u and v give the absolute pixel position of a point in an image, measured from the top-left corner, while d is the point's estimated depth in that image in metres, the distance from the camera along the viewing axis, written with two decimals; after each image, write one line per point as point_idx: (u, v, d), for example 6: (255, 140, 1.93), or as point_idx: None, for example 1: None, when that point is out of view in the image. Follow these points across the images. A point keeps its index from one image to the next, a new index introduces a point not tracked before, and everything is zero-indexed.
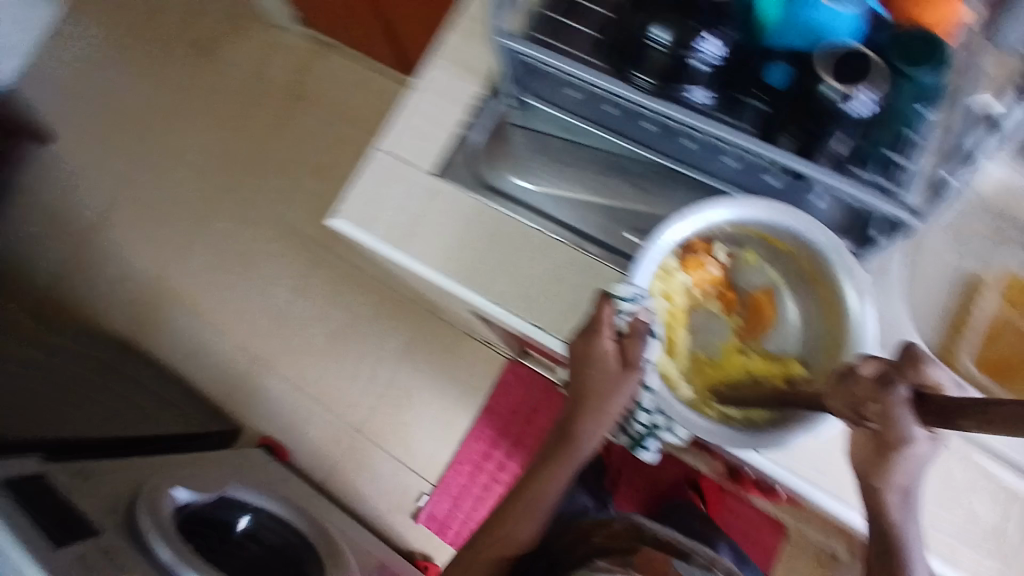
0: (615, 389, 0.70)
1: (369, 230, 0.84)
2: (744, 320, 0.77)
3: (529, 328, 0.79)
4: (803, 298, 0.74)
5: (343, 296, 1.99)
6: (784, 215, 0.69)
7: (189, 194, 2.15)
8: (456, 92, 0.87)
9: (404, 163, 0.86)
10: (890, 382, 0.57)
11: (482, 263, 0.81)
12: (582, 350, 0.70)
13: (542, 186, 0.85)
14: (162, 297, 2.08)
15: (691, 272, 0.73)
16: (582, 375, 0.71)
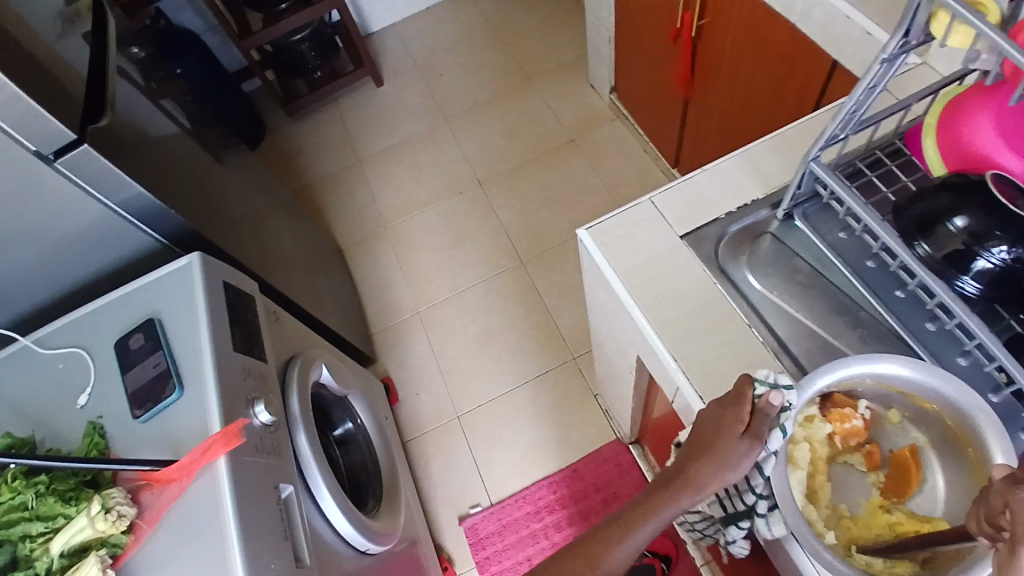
0: (735, 456, 0.70)
1: (605, 251, 1.00)
2: (886, 479, 0.77)
3: (689, 390, 0.89)
4: (950, 460, 0.73)
5: (514, 308, 2.23)
6: (925, 376, 0.71)
7: (447, 171, 2.59)
8: (735, 191, 1.02)
9: (660, 218, 1.01)
10: (1016, 482, 0.52)
11: (682, 324, 0.92)
12: (711, 415, 0.74)
13: (771, 293, 0.93)
14: (383, 233, 2.48)
15: (834, 423, 0.77)
16: (702, 436, 0.73)
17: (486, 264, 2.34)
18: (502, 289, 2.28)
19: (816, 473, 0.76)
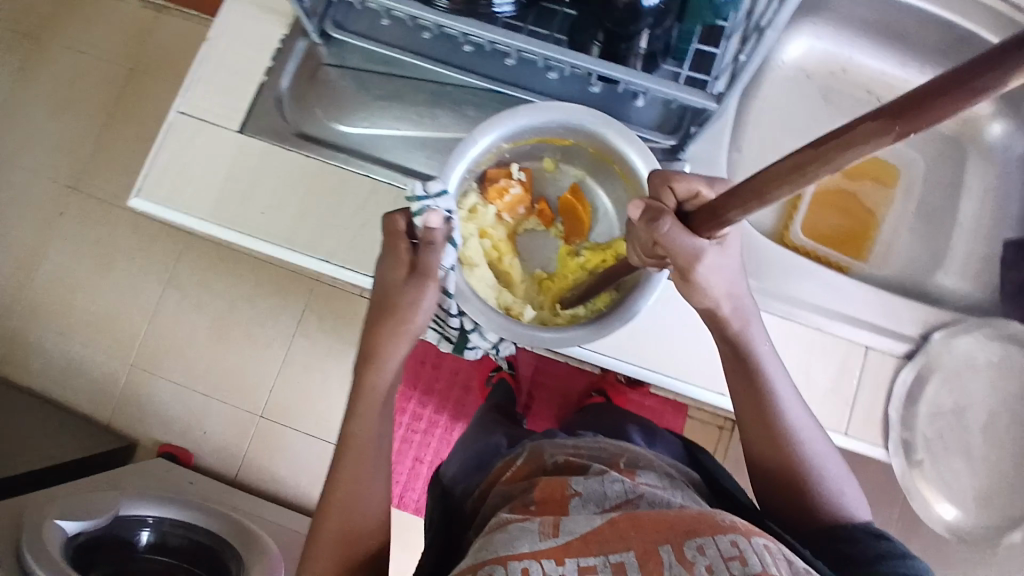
0: (407, 282, 0.61)
1: (176, 205, 0.74)
2: (564, 226, 0.76)
3: (343, 272, 0.74)
4: (607, 183, 0.74)
5: (205, 257, 1.46)
6: (547, 111, 0.65)
7: (19, 172, 1.47)
8: (254, 38, 0.77)
9: (204, 124, 0.75)
10: (654, 216, 0.52)
11: (311, 221, 0.74)
12: (378, 254, 0.62)
13: (369, 128, 0.78)
14: (16, 315, 1.47)
15: (497, 203, 0.72)
16: (376, 279, 0.62)
17: (125, 227, 1.46)
18: (167, 246, 1.46)
19: (503, 256, 0.73)
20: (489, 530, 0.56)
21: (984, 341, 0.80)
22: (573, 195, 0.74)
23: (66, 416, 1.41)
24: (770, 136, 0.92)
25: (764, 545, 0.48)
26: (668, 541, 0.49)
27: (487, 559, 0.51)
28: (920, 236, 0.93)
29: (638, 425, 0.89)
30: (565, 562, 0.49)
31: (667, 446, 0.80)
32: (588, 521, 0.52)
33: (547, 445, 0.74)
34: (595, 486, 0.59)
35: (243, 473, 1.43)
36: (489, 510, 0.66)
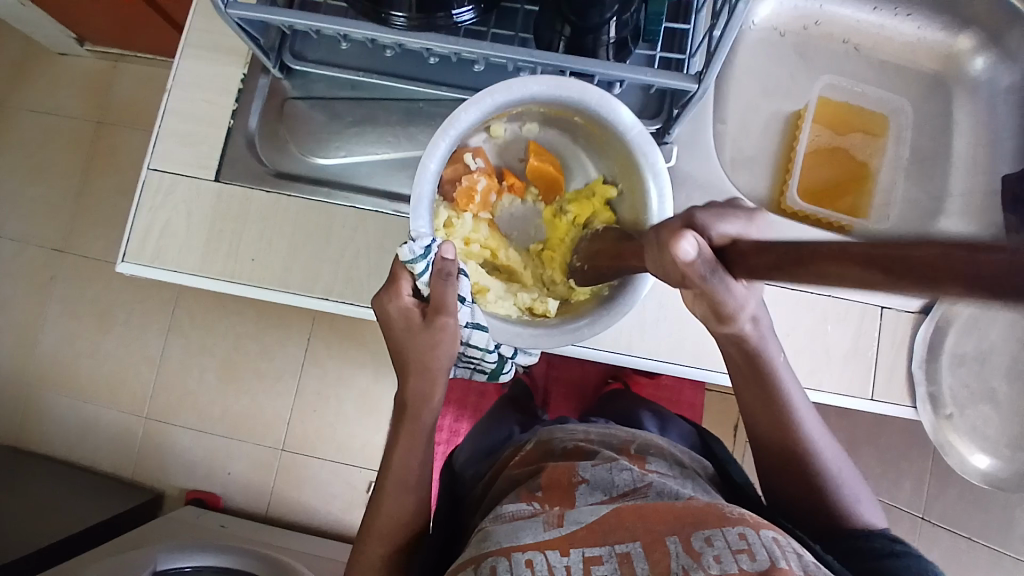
0: (432, 347, 0.60)
1: (165, 264, 0.73)
2: (537, 189, 0.72)
3: (342, 307, 0.73)
4: (563, 127, 0.68)
5: (200, 301, 1.44)
6: (492, 96, 0.59)
7: (6, 243, 1.45)
8: (215, 81, 0.75)
9: (179, 177, 0.74)
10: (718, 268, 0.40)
11: (301, 260, 0.73)
12: (392, 321, 0.61)
13: (346, 157, 0.76)
14: (29, 384, 1.46)
15: (469, 207, 0.67)
16: (398, 346, 0.62)
17: (121, 282, 1.45)
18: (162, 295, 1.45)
19: (498, 250, 0.70)
20: (494, 519, 0.55)
21: None
22: (537, 158, 0.70)
23: (90, 478, 1.40)
24: (750, 103, 0.91)
25: (774, 538, 0.47)
26: (676, 531, 0.48)
27: (490, 550, 0.50)
28: (917, 180, 0.91)
29: (650, 410, 0.89)
30: (570, 553, 0.48)
31: (677, 430, 0.82)
32: (594, 510, 0.52)
33: (556, 431, 0.72)
34: (602, 474, 0.57)
35: (272, 508, 1.42)
36: (494, 495, 0.64)
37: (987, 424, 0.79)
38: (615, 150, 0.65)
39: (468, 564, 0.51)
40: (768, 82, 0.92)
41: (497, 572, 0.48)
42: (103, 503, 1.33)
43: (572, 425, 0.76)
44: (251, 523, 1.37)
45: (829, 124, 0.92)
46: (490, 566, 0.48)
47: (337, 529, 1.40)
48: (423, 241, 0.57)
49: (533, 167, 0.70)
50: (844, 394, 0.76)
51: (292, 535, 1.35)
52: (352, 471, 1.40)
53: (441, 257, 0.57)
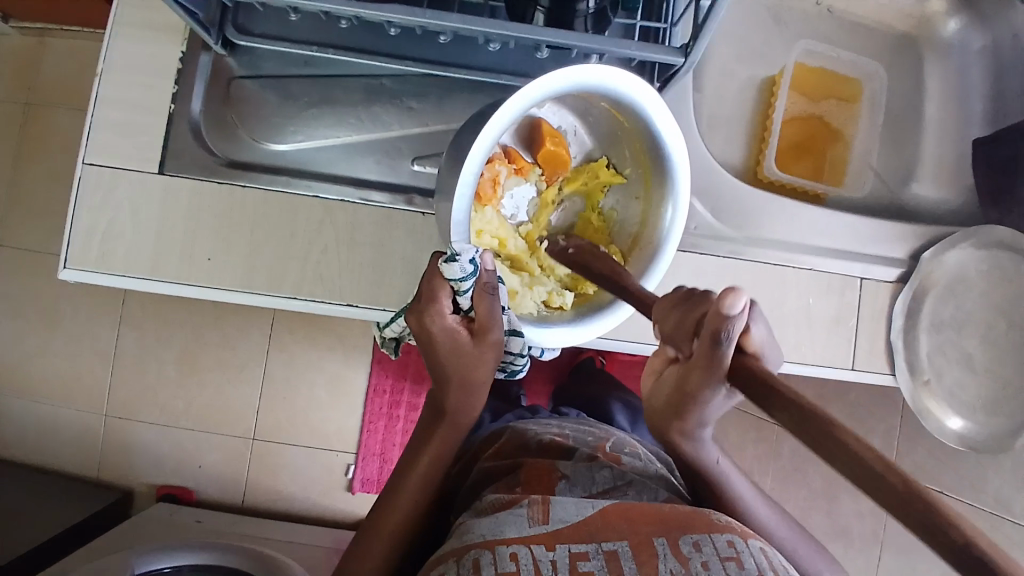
0: (480, 364, 0.58)
1: (113, 269, 0.67)
2: (545, 169, 0.63)
3: (311, 306, 0.69)
4: (576, 102, 0.59)
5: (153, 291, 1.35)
6: (536, 93, 0.49)
7: None
8: (151, 62, 0.68)
9: (119, 172, 0.67)
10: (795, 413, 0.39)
11: (263, 257, 0.68)
12: (425, 336, 0.57)
13: (304, 141, 0.70)
14: None
15: (490, 199, 0.60)
16: (436, 362, 0.59)
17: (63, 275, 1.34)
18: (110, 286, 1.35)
19: (509, 241, 0.62)
20: (473, 514, 0.52)
21: (972, 251, 0.80)
22: (553, 141, 0.60)
23: (48, 483, 1.31)
24: (725, 69, 0.87)
25: (761, 548, 0.47)
26: (664, 534, 0.47)
27: (472, 543, 0.48)
28: (889, 146, 0.91)
29: (621, 400, 0.90)
30: (556, 548, 0.46)
31: (649, 428, 0.84)
32: (579, 509, 0.49)
33: (529, 426, 0.70)
34: (583, 471, 0.56)
35: (248, 497, 1.38)
36: (468, 491, 0.60)
37: (964, 386, 0.81)
38: (636, 141, 0.59)
39: (451, 556, 0.48)
40: (742, 47, 0.89)
41: (480, 565, 0.45)
42: (67, 508, 1.25)
43: (544, 421, 0.74)
44: (227, 515, 1.33)
45: (803, 90, 0.89)
46: (473, 560, 0.46)
47: (318, 514, 1.38)
48: (470, 256, 0.52)
49: (549, 150, 0.60)
50: (829, 365, 0.77)
51: (271, 525, 1.32)
52: (330, 456, 1.37)
53: (485, 270, 0.54)
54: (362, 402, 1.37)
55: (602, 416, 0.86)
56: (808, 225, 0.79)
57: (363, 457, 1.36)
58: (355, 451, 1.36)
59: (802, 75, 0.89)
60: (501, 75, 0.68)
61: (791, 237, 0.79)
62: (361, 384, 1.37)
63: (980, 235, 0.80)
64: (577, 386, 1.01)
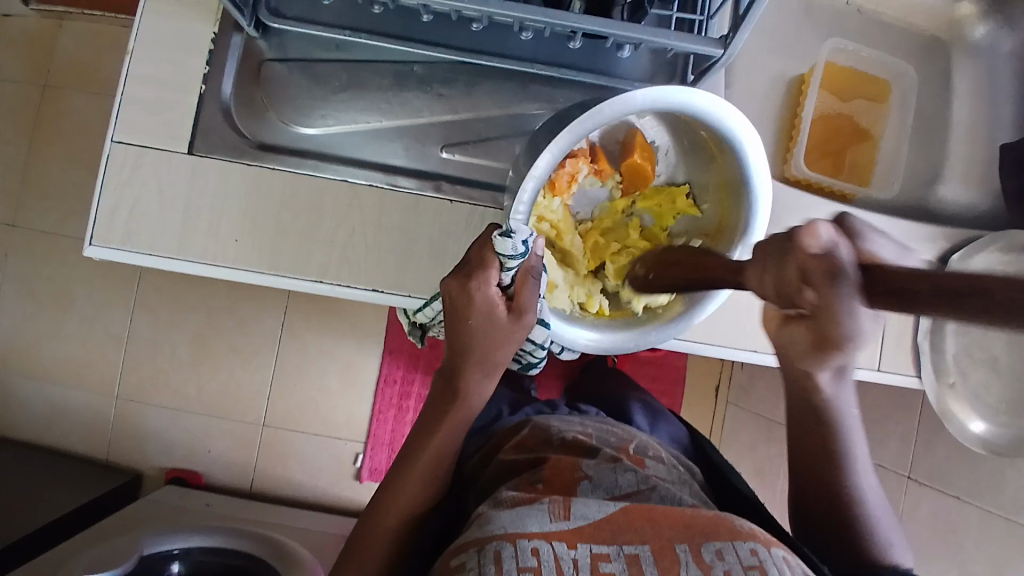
0: (507, 343, 0.57)
1: (139, 248, 0.67)
2: (623, 178, 0.67)
3: (334, 291, 0.69)
4: (675, 128, 0.64)
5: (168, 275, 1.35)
6: (631, 97, 0.54)
7: None
8: (181, 42, 0.68)
9: (149, 151, 0.67)
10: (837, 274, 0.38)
11: (290, 240, 0.68)
12: (460, 302, 0.55)
13: (334, 126, 0.70)
14: None
15: (561, 191, 0.62)
16: (465, 333, 0.56)
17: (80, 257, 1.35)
18: (125, 269, 1.36)
19: (566, 235, 0.66)
20: (492, 506, 0.51)
21: (1001, 255, 0.79)
22: (642, 154, 0.65)
23: (60, 463, 1.33)
24: (755, 64, 0.86)
25: (784, 557, 0.46)
26: (686, 540, 0.46)
27: (493, 535, 0.46)
28: (917, 146, 0.90)
29: (640, 401, 0.88)
30: (577, 546, 0.45)
31: (668, 430, 0.82)
32: (602, 508, 0.49)
33: (553, 421, 0.70)
34: (606, 472, 0.55)
35: (257, 483, 1.38)
36: (488, 481, 0.60)
37: (989, 390, 0.78)
38: (726, 183, 0.62)
39: (471, 545, 0.46)
40: (771, 41, 0.87)
41: (502, 558, 0.44)
42: (79, 488, 1.27)
43: (567, 417, 0.74)
44: (236, 500, 1.34)
45: (833, 88, 0.87)
46: (494, 551, 0.45)
47: (327, 502, 1.39)
48: (522, 237, 0.53)
49: (633, 160, 0.65)
50: (854, 367, 0.78)
51: (280, 510, 1.32)
52: (339, 444, 1.37)
53: (533, 255, 0.55)
54: (373, 392, 1.37)
55: (620, 414, 0.85)
56: (836, 224, 0.79)
57: (373, 446, 1.36)
58: (365, 439, 1.37)
59: (832, 72, 0.87)
60: (533, 64, 0.68)
61: None
62: (372, 374, 1.37)
63: (1009, 240, 0.78)
64: (593, 381, 1.01)
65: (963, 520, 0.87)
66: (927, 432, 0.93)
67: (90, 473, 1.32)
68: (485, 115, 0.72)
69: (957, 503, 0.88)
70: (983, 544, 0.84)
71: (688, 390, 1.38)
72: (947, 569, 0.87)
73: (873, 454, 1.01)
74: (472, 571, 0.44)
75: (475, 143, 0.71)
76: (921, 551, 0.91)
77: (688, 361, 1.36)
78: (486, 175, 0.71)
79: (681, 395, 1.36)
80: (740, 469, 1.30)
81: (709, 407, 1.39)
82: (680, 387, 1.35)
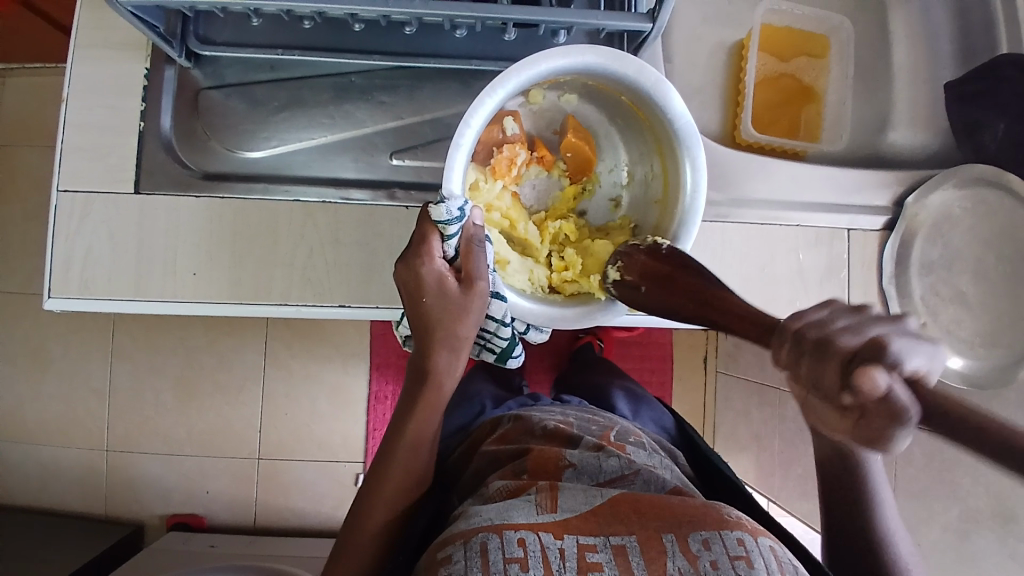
0: (464, 316, 0.54)
1: (97, 294, 0.66)
2: (567, 164, 0.69)
3: (299, 312, 0.68)
4: (599, 100, 0.66)
5: (141, 320, 1.33)
6: (545, 64, 0.56)
7: None
8: (114, 81, 0.67)
9: (95, 195, 0.66)
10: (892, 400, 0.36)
11: (250, 267, 0.67)
12: (410, 282, 0.54)
13: (278, 146, 0.70)
14: None
15: (503, 175, 0.64)
16: (420, 313, 0.55)
17: (50, 315, 1.32)
18: (99, 320, 1.33)
19: (519, 223, 0.65)
20: (480, 501, 0.51)
21: (954, 191, 0.81)
22: (576, 133, 0.67)
23: (57, 525, 1.30)
24: (694, 34, 0.87)
25: (771, 547, 0.46)
26: (672, 530, 0.46)
27: (480, 525, 0.46)
28: (863, 95, 0.90)
29: (623, 389, 0.89)
30: (564, 537, 0.45)
31: (652, 416, 0.82)
32: (588, 498, 0.49)
33: (534, 413, 0.70)
34: (589, 459, 0.56)
35: (260, 517, 1.36)
36: (473, 477, 0.60)
37: (961, 325, 0.80)
38: (659, 140, 0.64)
39: (457, 537, 0.46)
40: (709, 9, 0.87)
41: (488, 549, 0.44)
42: (79, 547, 1.24)
43: (548, 408, 0.74)
44: (240, 538, 1.32)
45: (771, 50, 0.88)
46: (480, 542, 0.45)
47: (333, 526, 1.37)
48: (458, 203, 0.52)
49: (573, 142, 0.67)
50: None
51: (285, 542, 1.30)
52: (338, 467, 1.36)
53: (472, 222, 0.54)
54: (365, 410, 1.36)
55: (603, 404, 0.85)
56: (790, 180, 0.81)
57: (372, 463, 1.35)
58: (363, 458, 1.36)
59: (767, 34, 0.88)
60: (470, 60, 0.68)
61: (778, 194, 0.80)
62: (361, 392, 1.36)
63: (963, 173, 0.81)
64: (579, 373, 1.02)
65: (957, 456, 0.87)
66: None
67: (87, 531, 1.29)
68: (430, 117, 0.71)
69: (948, 440, 0.88)
70: (979, 479, 0.84)
71: (677, 366, 1.39)
72: (948, 507, 0.87)
73: None
74: (458, 563, 0.44)
75: (424, 146, 0.71)
76: (920, 494, 0.92)
77: (674, 337, 1.37)
78: (438, 177, 0.71)
79: (671, 373, 1.37)
80: (737, 437, 1.30)
81: (700, 380, 1.40)
82: (669, 364, 1.36)
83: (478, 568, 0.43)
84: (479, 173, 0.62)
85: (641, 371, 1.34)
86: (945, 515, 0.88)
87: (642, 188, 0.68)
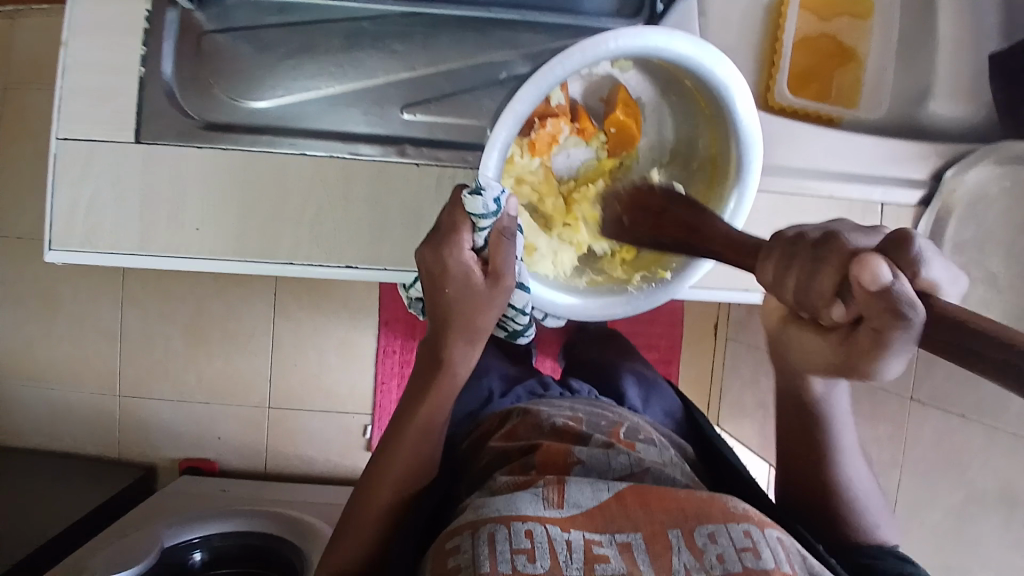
0: (486, 309, 0.53)
1: (100, 247, 0.64)
2: (608, 138, 0.66)
3: (302, 271, 0.66)
4: (657, 73, 0.63)
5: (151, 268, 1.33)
6: (608, 43, 0.54)
7: None
8: (113, 21, 0.63)
9: (96, 145, 0.63)
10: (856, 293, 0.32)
11: (255, 224, 0.65)
12: (435, 267, 0.52)
13: (285, 97, 0.66)
14: None
15: (542, 151, 0.63)
16: (442, 301, 0.53)
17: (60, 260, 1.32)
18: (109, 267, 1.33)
19: (547, 198, 0.65)
20: (488, 494, 0.50)
21: (993, 169, 0.76)
22: (625, 110, 0.64)
23: (73, 465, 1.33)
24: None
25: (779, 537, 0.45)
26: (678, 525, 0.45)
27: (488, 516, 0.45)
28: (908, 57, 0.84)
29: (633, 373, 0.87)
30: (571, 530, 0.45)
31: (662, 404, 0.81)
32: (595, 493, 0.48)
33: (541, 407, 0.68)
34: (598, 455, 0.55)
35: (270, 463, 1.39)
36: (481, 472, 0.58)
37: None
38: (712, 129, 0.62)
39: (464, 528, 0.46)
40: None
41: (496, 539, 0.43)
42: (93, 487, 1.27)
43: (557, 401, 0.72)
44: (248, 482, 1.34)
45: (814, 6, 0.82)
46: (488, 532, 0.44)
47: (341, 473, 1.40)
48: (493, 195, 0.51)
49: (618, 118, 0.64)
50: None
51: (294, 487, 1.33)
52: (346, 419, 1.38)
53: (505, 215, 0.53)
54: (373, 364, 1.36)
55: (613, 390, 0.83)
56: (823, 149, 0.77)
57: (379, 417, 1.36)
58: (371, 411, 1.37)
59: None
60: (492, 9, 0.63)
61: (810, 164, 0.76)
62: (370, 348, 1.36)
63: (1002, 151, 0.75)
64: (590, 347, 0.99)
65: (966, 441, 0.85)
66: (927, 357, 0.92)
67: (102, 472, 1.33)
68: (445, 69, 0.67)
69: (960, 424, 0.86)
70: (988, 465, 0.82)
71: (688, 334, 1.37)
72: (953, 490, 0.86)
73: (875, 381, 1.00)
74: (466, 552, 0.43)
75: (439, 100, 0.67)
76: (926, 474, 0.91)
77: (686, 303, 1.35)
78: (452, 134, 0.67)
79: (680, 340, 1.35)
80: (744, 407, 1.29)
81: (710, 348, 1.39)
82: (679, 330, 1.34)
83: (485, 555, 0.42)
84: (518, 146, 0.61)
85: (649, 336, 1.32)
86: (950, 498, 0.87)
87: (682, 173, 0.67)
